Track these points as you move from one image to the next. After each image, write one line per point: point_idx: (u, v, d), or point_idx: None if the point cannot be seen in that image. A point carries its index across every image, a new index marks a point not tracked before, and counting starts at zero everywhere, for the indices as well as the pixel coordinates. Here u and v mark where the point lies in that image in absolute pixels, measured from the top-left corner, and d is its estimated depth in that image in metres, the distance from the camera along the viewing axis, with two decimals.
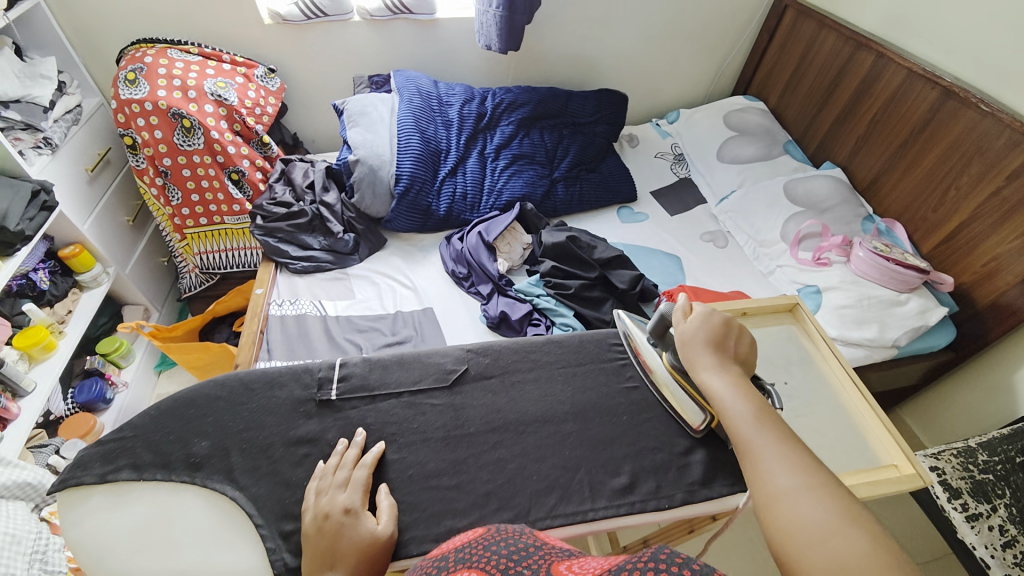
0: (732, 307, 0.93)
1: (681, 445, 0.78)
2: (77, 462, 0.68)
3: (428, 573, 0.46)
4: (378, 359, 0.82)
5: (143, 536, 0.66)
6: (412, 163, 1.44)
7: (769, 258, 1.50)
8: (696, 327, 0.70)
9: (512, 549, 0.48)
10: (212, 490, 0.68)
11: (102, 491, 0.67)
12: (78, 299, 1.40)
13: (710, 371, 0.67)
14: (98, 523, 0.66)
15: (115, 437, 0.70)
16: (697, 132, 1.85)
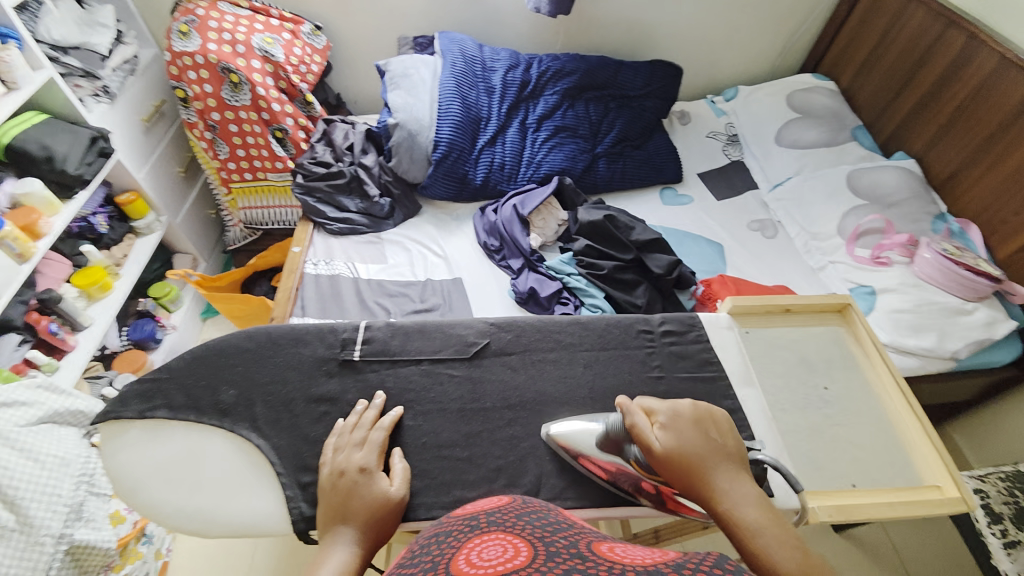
0: (775, 303, 0.87)
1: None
2: (119, 397, 0.73)
3: (459, 529, 0.49)
4: (400, 326, 0.82)
5: (174, 471, 0.69)
6: (451, 129, 1.41)
7: (821, 253, 1.39)
8: (681, 434, 0.63)
9: (545, 522, 0.49)
10: (238, 436, 0.72)
11: (140, 426, 0.72)
12: (133, 244, 1.49)
13: (726, 490, 0.59)
14: (132, 456, 0.70)
15: (153, 377, 0.74)
16: (755, 112, 1.72)
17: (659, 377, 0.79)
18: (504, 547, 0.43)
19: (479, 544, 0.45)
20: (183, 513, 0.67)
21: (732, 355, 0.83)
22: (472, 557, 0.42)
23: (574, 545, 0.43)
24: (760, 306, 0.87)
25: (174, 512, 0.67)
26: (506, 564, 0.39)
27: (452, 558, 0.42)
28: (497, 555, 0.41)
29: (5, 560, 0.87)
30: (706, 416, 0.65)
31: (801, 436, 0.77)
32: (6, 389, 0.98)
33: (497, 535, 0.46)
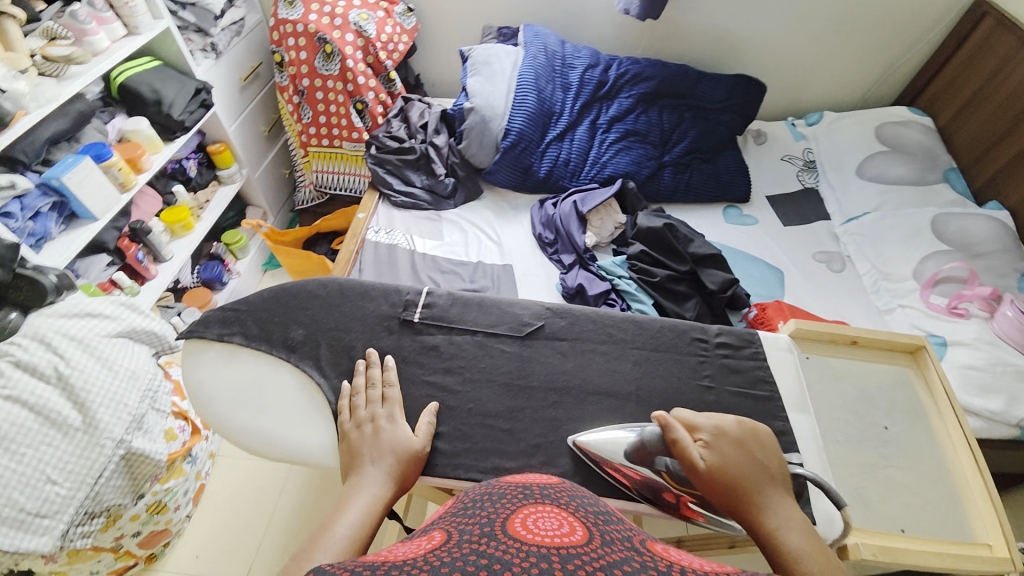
0: (841, 333, 0.84)
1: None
2: (201, 321, 0.79)
3: (514, 493, 0.54)
4: (459, 296, 0.85)
5: (244, 393, 0.76)
6: (524, 120, 1.43)
7: (891, 294, 1.32)
8: (723, 451, 0.63)
9: (595, 508, 0.53)
10: (302, 372, 0.77)
11: (218, 348, 0.78)
12: (216, 191, 1.60)
13: (770, 509, 0.59)
14: (208, 373, 0.77)
15: (232, 307, 0.81)
16: (839, 140, 1.64)
17: (709, 387, 0.78)
18: (560, 522, 0.47)
19: (534, 513, 0.49)
20: (248, 431, 0.74)
21: (789, 377, 0.80)
22: (528, 523, 0.46)
23: (629, 537, 0.47)
24: (824, 334, 0.84)
25: (240, 429, 0.74)
26: (564, 538, 0.44)
27: (509, 517, 0.47)
28: (553, 528, 0.45)
29: (66, 457, 0.92)
30: (753, 436, 0.65)
31: (852, 470, 0.75)
32: (91, 302, 1.05)
33: (549, 511, 0.50)
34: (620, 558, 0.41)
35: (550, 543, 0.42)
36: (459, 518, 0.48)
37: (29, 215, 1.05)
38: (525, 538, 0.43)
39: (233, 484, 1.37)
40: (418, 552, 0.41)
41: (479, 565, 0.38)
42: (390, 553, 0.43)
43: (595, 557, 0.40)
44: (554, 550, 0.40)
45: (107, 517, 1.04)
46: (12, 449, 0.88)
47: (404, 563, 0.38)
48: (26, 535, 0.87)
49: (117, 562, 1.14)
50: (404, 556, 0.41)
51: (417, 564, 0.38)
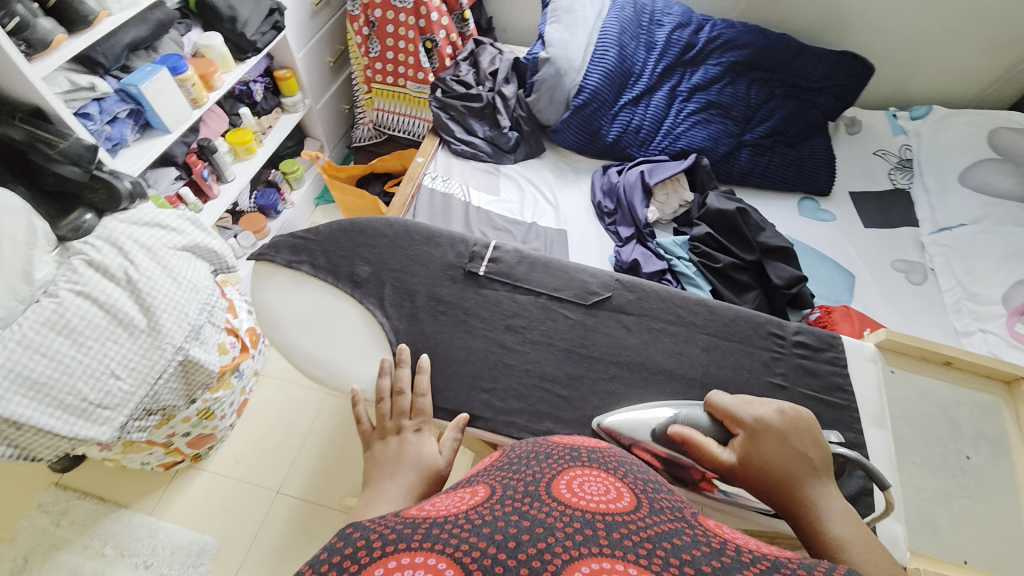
0: (937, 351, 0.77)
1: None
2: (271, 245, 0.81)
3: (561, 454, 0.52)
4: (527, 255, 0.83)
5: (309, 321, 0.78)
6: (600, 78, 1.35)
7: (972, 316, 1.21)
8: (763, 439, 0.59)
9: (644, 475, 0.51)
10: (365, 308, 0.78)
11: (287, 274, 0.80)
12: (279, 117, 1.60)
13: (813, 499, 0.56)
14: (276, 296, 0.79)
15: (303, 236, 0.82)
16: (945, 140, 1.48)
17: (779, 385, 0.74)
18: (606, 487, 0.45)
19: (579, 474, 0.47)
20: (309, 357, 0.76)
21: (869, 389, 0.75)
22: (575, 485, 0.45)
23: (679, 509, 0.44)
24: (918, 350, 0.78)
25: (302, 355, 0.76)
26: (610, 503, 0.42)
27: (553, 478, 0.46)
28: (599, 492, 0.43)
29: (130, 355, 0.97)
30: (795, 425, 0.60)
31: (924, 497, 0.70)
32: (160, 212, 1.08)
33: (596, 474, 0.48)
34: (670, 528, 0.38)
35: (596, 509, 0.40)
36: (503, 474, 0.48)
37: (106, 118, 1.07)
38: (570, 502, 0.41)
39: (272, 403, 1.44)
40: (461, 507, 0.40)
41: (522, 526, 0.36)
42: (432, 505, 0.42)
43: (643, 527, 0.38)
44: (599, 516, 0.38)
45: (162, 416, 1.12)
46: (80, 341, 0.92)
47: (446, 519, 0.37)
48: (87, 423, 0.92)
49: (167, 456, 1.24)
50: (447, 511, 0.40)
51: (459, 521, 0.37)
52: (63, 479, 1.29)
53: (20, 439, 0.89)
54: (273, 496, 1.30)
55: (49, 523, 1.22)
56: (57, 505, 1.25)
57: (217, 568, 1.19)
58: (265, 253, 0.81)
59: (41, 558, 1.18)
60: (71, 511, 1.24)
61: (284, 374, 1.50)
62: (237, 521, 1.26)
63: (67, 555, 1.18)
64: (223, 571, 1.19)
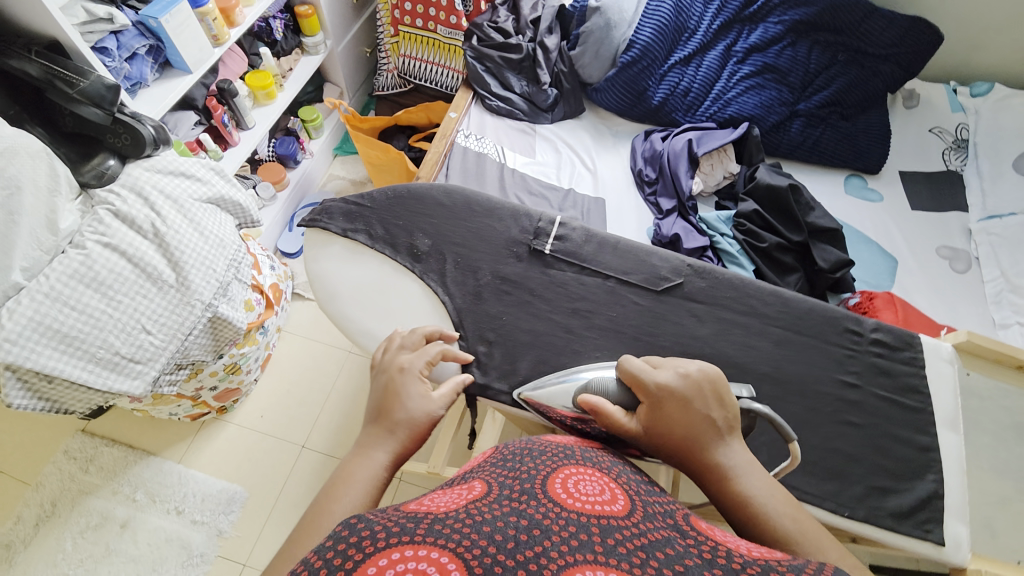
0: (1016, 358, 0.74)
1: (873, 463, 0.69)
2: (325, 211, 0.82)
3: (556, 453, 0.50)
4: (596, 234, 0.80)
5: (368, 294, 0.79)
6: (652, 32, 1.26)
7: (1012, 309, 1.17)
8: (670, 402, 0.59)
9: (638, 480, 0.50)
10: (425, 283, 0.77)
11: (341, 244, 0.81)
12: (299, 59, 1.50)
13: (722, 463, 0.56)
14: (335, 267, 0.80)
15: (358, 202, 0.83)
16: (1005, 122, 1.39)
17: (853, 384, 0.71)
18: (601, 488, 0.44)
19: (575, 472, 0.46)
20: (372, 332, 0.77)
21: (945, 394, 0.72)
22: (570, 483, 0.44)
23: (671, 512, 0.43)
24: (992, 352, 0.74)
25: (365, 330, 0.77)
26: (604, 505, 0.41)
27: (549, 474, 0.45)
28: (594, 493, 0.42)
29: (160, 310, 0.94)
30: (700, 389, 0.59)
31: (985, 499, 0.71)
32: (183, 160, 1.02)
33: (586, 473, 0.47)
34: (663, 536, 0.38)
35: (591, 511, 0.39)
36: (498, 469, 0.47)
37: (125, 55, 0.99)
38: (566, 503, 0.40)
39: (296, 359, 1.44)
40: (460, 503, 0.40)
41: (520, 526, 0.36)
42: (430, 501, 0.41)
43: (637, 534, 0.38)
44: (594, 520, 0.38)
45: (191, 369, 1.10)
46: (111, 295, 0.89)
47: (447, 515, 0.36)
48: (120, 376, 0.91)
49: (194, 407, 1.25)
50: (446, 508, 0.39)
51: (459, 517, 0.36)
52: (88, 426, 1.31)
53: (50, 392, 0.87)
54: (299, 449, 1.32)
55: (76, 469, 1.25)
56: (83, 452, 1.27)
57: (245, 516, 1.23)
58: (318, 221, 0.82)
59: (69, 503, 1.21)
60: (100, 457, 1.27)
61: (307, 330, 1.48)
62: (264, 473, 1.28)
63: (97, 500, 1.22)
64: (251, 521, 1.23)
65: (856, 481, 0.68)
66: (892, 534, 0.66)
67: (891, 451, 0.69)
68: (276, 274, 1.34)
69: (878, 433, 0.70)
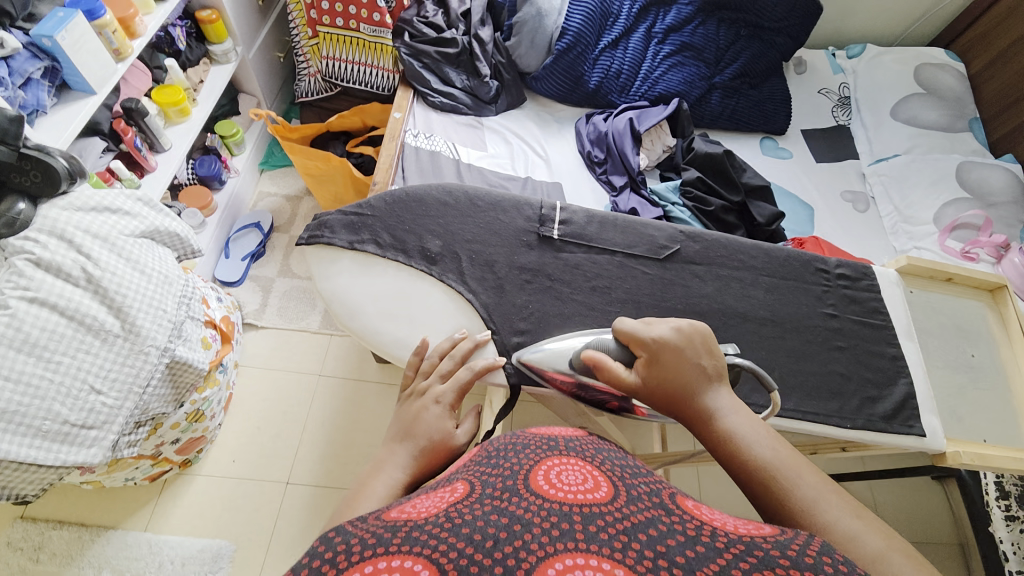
0: (941, 270, 0.90)
1: (862, 377, 0.80)
2: (325, 226, 0.82)
3: (538, 444, 0.48)
4: (596, 215, 0.85)
5: (388, 305, 0.78)
6: (582, 19, 1.32)
7: (908, 236, 1.38)
8: (662, 354, 0.63)
9: (623, 461, 0.49)
10: (446, 284, 0.79)
11: (350, 257, 0.81)
12: (208, 70, 1.36)
13: (708, 405, 0.60)
14: (348, 280, 0.80)
15: (358, 212, 0.83)
16: (878, 78, 1.61)
17: (833, 314, 0.83)
18: (585, 476, 0.43)
19: (558, 463, 0.45)
20: (405, 340, 0.77)
21: (899, 310, 0.85)
22: (550, 473, 0.43)
23: (658, 491, 0.42)
24: (926, 271, 0.90)
25: (397, 340, 0.77)
26: (586, 493, 0.40)
27: (532, 467, 0.43)
28: (577, 482, 0.41)
29: (108, 364, 0.82)
30: (690, 341, 0.64)
31: (946, 392, 0.84)
32: (107, 195, 0.89)
33: (570, 462, 0.45)
34: (648, 516, 0.37)
35: (573, 500, 0.38)
36: (482, 467, 0.44)
37: (18, 81, 0.86)
38: (547, 494, 0.39)
39: (260, 392, 1.33)
40: (440, 507, 0.38)
41: (499, 524, 0.35)
42: (412, 506, 0.39)
43: (620, 517, 0.37)
44: (576, 509, 0.37)
45: (150, 426, 0.99)
46: (47, 357, 0.77)
47: (426, 522, 0.35)
48: (72, 448, 0.79)
49: (155, 467, 1.11)
50: (427, 513, 0.37)
51: (439, 520, 0.35)
52: (27, 511, 1.14)
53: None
54: (284, 487, 1.23)
55: (23, 562, 1.09)
56: (29, 540, 1.10)
57: (237, 570, 1.13)
58: (321, 235, 0.82)
59: None
60: (48, 544, 1.11)
61: (267, 361, 1.37)
62: (248, 518, 1.18)
63: None
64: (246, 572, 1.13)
65: (853, 394, 0.79)
66: (886, 435, 0.77)
67: (873, 363, 0.81)
68: (224, 306, 1.22)
69: (858, 352, 0.82)
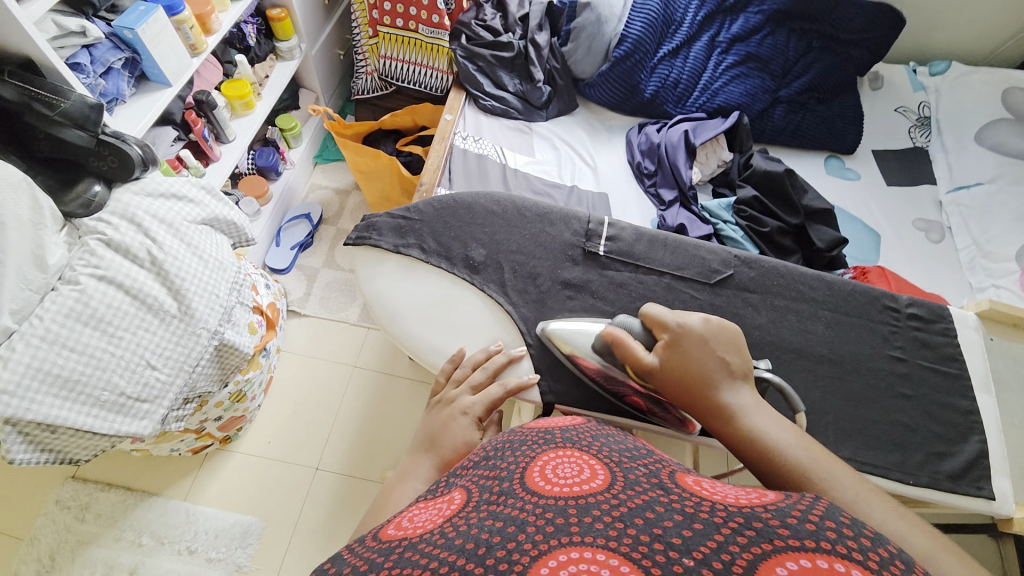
0: None
1: (929, 431, 0.73)
2: (373, 228, 0.83)
3: (533, 440, 0.48)
4: (645, 233, 0.82)
5: (428, 312, 0.79)
6: (643, 26, 1.29)
7: (986, 273, 1.26)
8: (685, 338, 0.61)
9: (622, 446, 0.47)
10: (486, 293, 0.79)
11: (395, 260, 0.81)
12: (274, 66, 1.42)
13: (733, 403, 0.56)
14: (392, 284, 0.81)
15: (406, 216, 0.83)
16: (965, 98, 1.48)
17: (900, 358, 0.76)
18: (581, 466, 0.41)
19: (553, 459, 0.43)
20: (441, 350, 0.77)
21: (977, 359, 0.77)
22: (546, 470, 0.41)
23: (656, 472, 0.40)
24: (1010, 318, 0.81)
25: (434, 348, 0.78)
26: (581, 484, 0.38)
27: (527, 467, 0.42)
28: (573, 475, 0.40)
29: (163, 343, 0.87)
30: (717, 333, 0.61)
31: (1021, 453, 0.77)
32: (174, 181, 0.94)
33: (567, 454, 0.44)
34: (645, 499, 0.35)
35: (568, 494, 0.37)
36: (478, 473, 0.45)
37: (100, 70, 0.93)
38: (542, 491, 0.38)
39: (297, 380, 1.37)
40: (437, 521, 0.37)
41: (493, 530, 0.34)
42: (410, 522, 0.39)
43: (616, 504, 0.35)
44: (571, 502, 0.36)
45: (196, 403, 1.03)
46: (110, 332, 0.81)
47: (420, 540, 0.35)
48: (127, 418, 0.84)
49: (197, 441, 1.17)
50: (423, 529, 0.37)
51: (433, 537, 0.35)
52: (80, 471, 1.22)
53: (56, 442, 0.81)
54: (312, 473, 1.26)
55: (72, 519, 1.17)
56: (77, 500, 1.19)
57: (262, 548, 1.17)
58: (368, 237, 0.83)
59: (69, 555, 1.13)
60: (96, 503, 1.19)
61: (306, 348, 1.42)
62: (276, 500, 1.22)
63: (99, 548, 1.14)
64: (270, 551, 1.17)
65: (917, 448, 0.72)
66: (952, 495, 0.70)
67: (941, 417, 0.74)
68: (271, 293, 1.27)
69: (927, 402, 0.75)
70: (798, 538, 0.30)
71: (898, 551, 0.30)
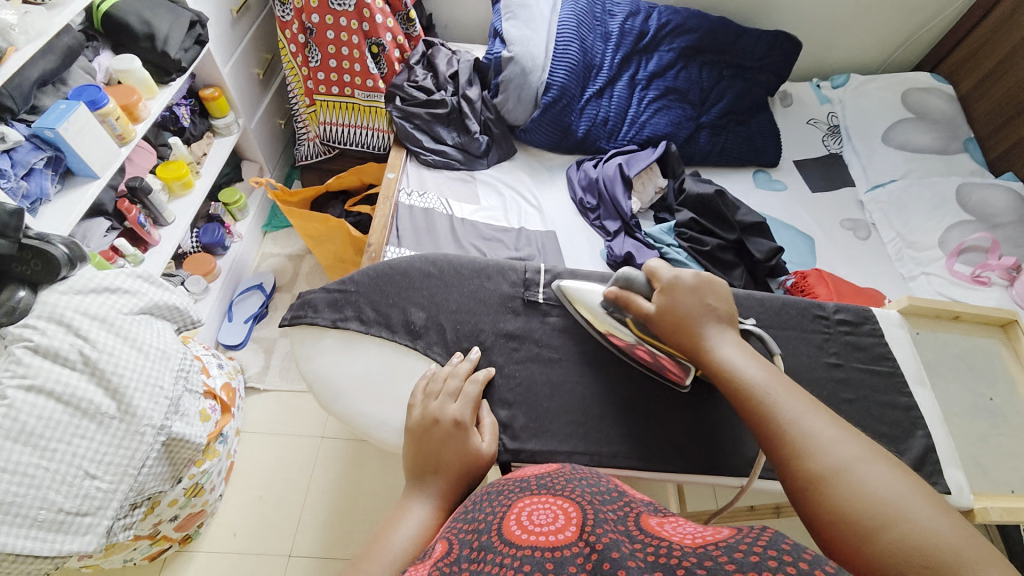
0: (946, 308, 0.87)
1: (877, 432, 0.76)
2: (309, 305, 0.82)
3: (508, 489, 0.47)
4: (581, 275, 0.86)
5: (372, 385, 0.78)
6: (566, 73, 1.36)
7: (914, 263, 1.35)
8: (670, 296, 0.69)
9: (596, 488, 0.46)
10: (431, 358, 0.79)
11: (333, 336, 0.81)
12: (211, 143, 1.42)
13: (710, 337, 0.66)
14: (331, 361, 0.80)
15: (340, 289, 0.83)
16: (865, 106, 1.63)
17: (837, 364, 0.80)
18: (555, 513, 0.40)
19: (530, 506, 0.42)
20: (389, 423, 0.76)
21: (907, 354, 0.82)
22: (523, 519, 0.39)
23: (624, 515, 0.39)
24: (932, 310, 0.87)
25: (381, 422, 0.77)
26: (557, 532, 0.36)
27: (504, 516, 0.41)
28: (547, 522, 0.38)
29: (103, 449, 0.81)
30: (707, 284, 0.69)
31: (968, 439, 0.80)
32: (105, 274, 0.90)
33: (545, 501, 0.42)
34: (613, 541, 0.34)
35: (545, 545, 0.35)
36: (460, 524, 0.43)
37: (21, 172, 0.90)
38: (520, 542, 0.36)
39: (262, 459, 1.31)
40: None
41: None
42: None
43: (590, 551, 0.33)
44: (548, 555, 0.34)
45: (147, 504, 0.96)
46: (42, 445, 0.76)
47: None
48: (68, 536, 0.78)
49: (153, 546, 1.08)
50: None
51: None
52: None
53: None
54: (286, 560, 1.18)
55: None
56: None
57: None
58: (303, 316, 0.81)
59: None
60: None
61: (268, 425, 1.36)
62: None
63: None
64: None
65: None
66: None
67: (885, 416, 0.77)
68: (225, 371, 1.22)
69: (869, 403, 0.78)
70: (748, 570, 0.30)
71: (837, 570, 0.30)
